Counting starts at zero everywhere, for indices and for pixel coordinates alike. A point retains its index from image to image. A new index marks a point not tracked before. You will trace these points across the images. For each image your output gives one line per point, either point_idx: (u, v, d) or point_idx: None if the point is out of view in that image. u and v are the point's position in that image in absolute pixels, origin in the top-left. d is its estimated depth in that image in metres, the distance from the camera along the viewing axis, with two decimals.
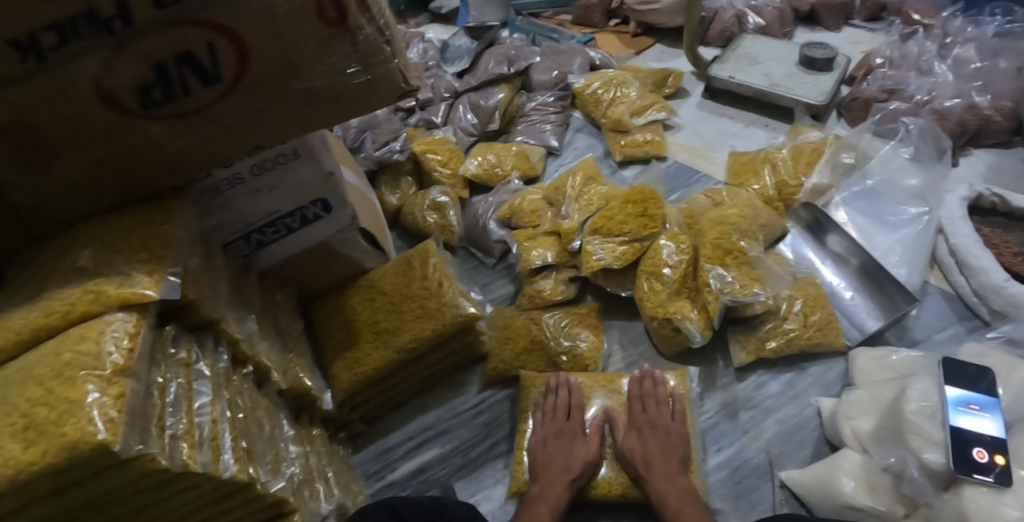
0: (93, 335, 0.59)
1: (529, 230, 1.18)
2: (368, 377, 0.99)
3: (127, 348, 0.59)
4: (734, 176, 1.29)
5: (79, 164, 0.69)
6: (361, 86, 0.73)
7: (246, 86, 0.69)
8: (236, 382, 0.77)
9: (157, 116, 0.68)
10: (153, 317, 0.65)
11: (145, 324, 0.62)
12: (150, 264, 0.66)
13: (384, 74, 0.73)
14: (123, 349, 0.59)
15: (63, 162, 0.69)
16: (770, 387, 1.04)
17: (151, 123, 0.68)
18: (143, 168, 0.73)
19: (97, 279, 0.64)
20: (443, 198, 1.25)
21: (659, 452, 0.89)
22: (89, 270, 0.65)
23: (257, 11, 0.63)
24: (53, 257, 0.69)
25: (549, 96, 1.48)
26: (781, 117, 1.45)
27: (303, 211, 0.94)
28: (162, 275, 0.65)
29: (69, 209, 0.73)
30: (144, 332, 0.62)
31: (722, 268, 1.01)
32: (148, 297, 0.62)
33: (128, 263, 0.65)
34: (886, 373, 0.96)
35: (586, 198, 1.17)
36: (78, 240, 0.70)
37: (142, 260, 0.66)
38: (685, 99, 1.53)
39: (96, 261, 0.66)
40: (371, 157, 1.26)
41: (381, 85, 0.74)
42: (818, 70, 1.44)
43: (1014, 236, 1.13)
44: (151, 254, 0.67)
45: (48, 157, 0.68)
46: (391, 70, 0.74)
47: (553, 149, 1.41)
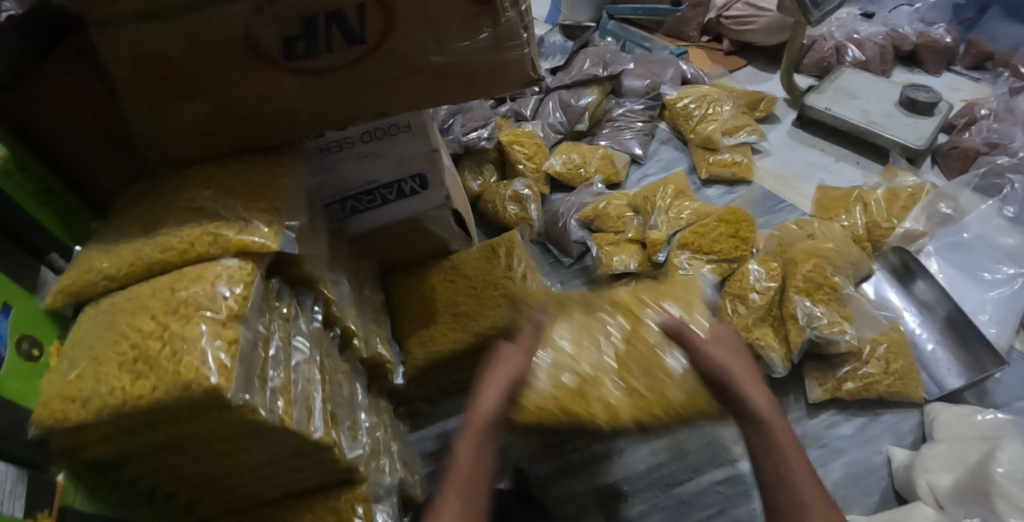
0: (209, 277, 0.59)
1: (611, 235, 1.16)
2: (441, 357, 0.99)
3: (241, 295, 0.59)
4: (821, 209, 1.25)
5: (203, 108, 0.70)
6: (492, 68, 0.74)
7: (385, 53, 0.70)
8: (326, 344, 0.77)
9: (294, 70, 0.69)
10: (264, 266, 0.65)
11: (258, 273, 0.62)
12: (269, 216, 0.66)
13: (514, 59, 0.73)
14: (237, 294, 0.59)
15: (194, 104, 0.69)
16: (841, 428, 1.01)
17: (286, 77, 0.69)
18: (268, 120, 0.72)
19: (217, 222, 0.64)
20: (526, 191, 1.24)
21: (751, 371, 0.63)
22: (207, 211, 0.66)
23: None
24: (168, 195, 0.70)
25: (638, 104, 1.46)
26: (874, 156, 1.40)
27: (401, 184, 0.95)
28: (280, 227, 0.65)
29: (184, 152, 0.74)
30: (257, 281, 0.62)
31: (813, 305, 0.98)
32: (267, 248, 0.63)
33: (246, 210, 0.66)
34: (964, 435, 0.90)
35: (675, 212, 1.12)
36: (194, 181, 0.71)
37: (260, 210, 0.66)
38: (776, 125, 1.49)
39: (214, 203, 0.66)
40: (459, 140, 1.28)
41: (510, 70, 0.74)
42: (919, 113, 1.40)
43: None
44: (268, 205, 0.67)
45: (182, 97, 0.68)
46: (524, 56, 0.74)
47: (637, 157, 1.39)
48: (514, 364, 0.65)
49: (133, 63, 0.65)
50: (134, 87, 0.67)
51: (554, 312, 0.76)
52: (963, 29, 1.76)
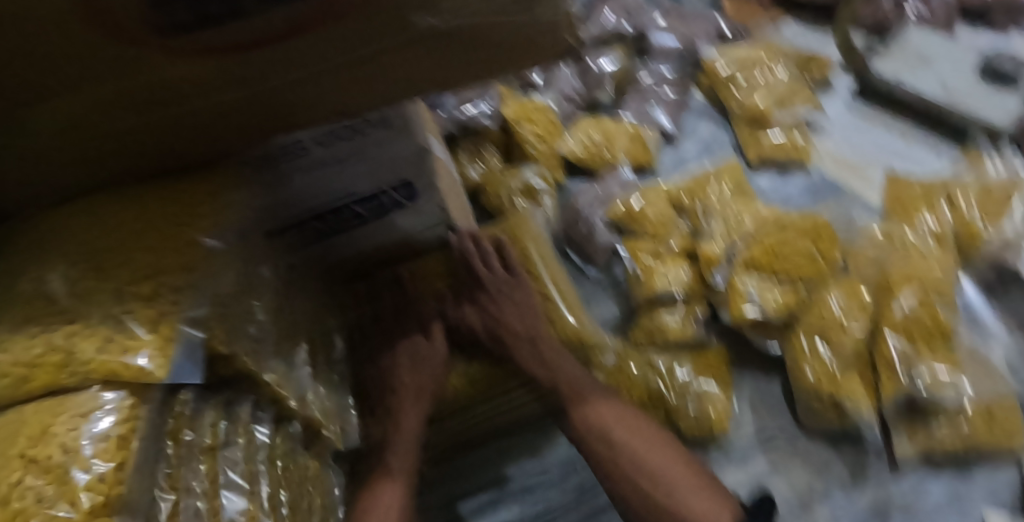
0: (61, 437, 0.34)
1: (649, 242, 0.91)
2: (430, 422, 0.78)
3: (116, 463, 0.35)
4: (897, 206, 1.02)
5: (50, 126, 0.41)
6: (513, 38, 0.46)
7: (347, 14, 0.39)
8: (284, 450, 0.54)
9: (189, 54, 0.38)
10: (162, 395, 0.40)
11: (149, 409, 0.38)
12: (155, 306, 0.41)
13: (550, 20, 0.46)
14: (109, 464, 0.34)
15: (26, 117, 0.40)
16: (932, 490, 0.81)
17: (177, 62, 0.38)
18: (163, 133, 0.44)
19: (73, 326, 0.40)
20: (539, 183, 1.00)
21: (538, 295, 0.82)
22: (67, 307, 0.41)
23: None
24: (16, 268, 0.45)
25: (668, 67, 1.19)
26: (947, 135, 1.16)
27: (380, 198, 0.69)
28: (175, 324, 0.41)
29: (40, 186, 0.46)
30: (145, 417, 0.38)
31: (920, 353, 0.76)
32: (156, 376, 0.38)
33: (122, 300, 0.42)
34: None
35: (732, 215, 0.89)
36: (54, 248, 0.45)
37: (144, 298, 0.42)
38: (830, 94, 1.22)
39: (76, 289, 0.42)
40: (450, 117, 1.01)
41: (540, 39, 0.47)
42: (1004, 84, 1.15)
43: None
44: (158, 285, 0.43)
45: (5, 108, 0.39)
46: (559, 17, 0.46)
47: (670, 134, 1.13)
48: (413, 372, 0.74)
49: None
50: None
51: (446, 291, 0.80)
52: None
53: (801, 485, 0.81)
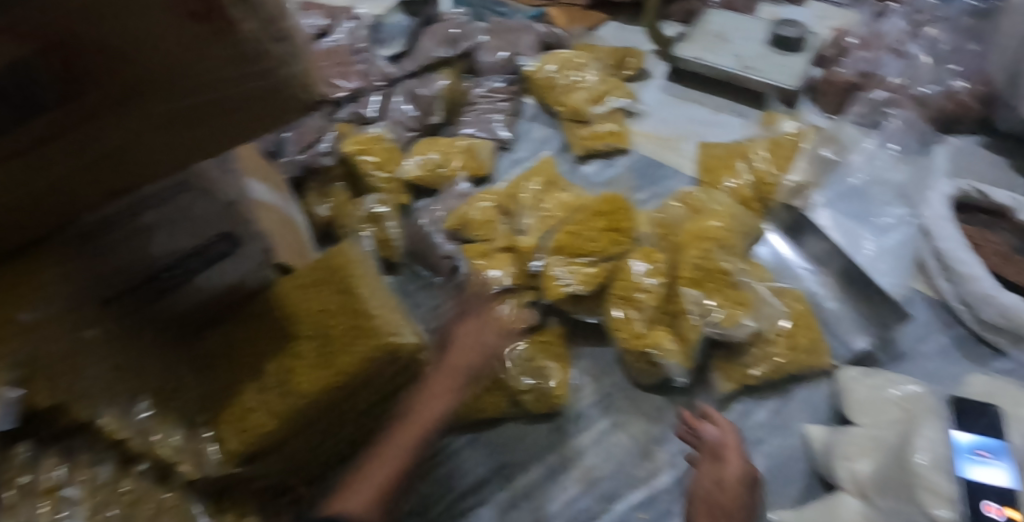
0: None
1: (481, 244, 1.04)
2: (278, 440, 0.80)
3: None
4: (706, 172, 1.16)
5: None
6: (253, 102, 0.50)
7: (80, 111, 0.47)
8: (127, 486, 0.70)
9: None
10: None
11: None
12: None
13: (288, 85, 0.50)
14: None
15: None
16: (756, 415, 0.92)
17: None
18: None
19: None
20: (380, 208, 1.14)
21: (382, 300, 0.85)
22: None
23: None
24: None
25: (498, 82, 1.33)
26: (750, 102, 1.33)
27: (206, 250, 0.85)
28: None
29: None
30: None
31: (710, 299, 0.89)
32: None
33: None
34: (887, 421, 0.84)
35: (545, 208, 1.02)
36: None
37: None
38: (648, 82, 1.38)
39: None
40: (294, 162, 1.18)
41: (281, 100, 0.51)
42: (791, 51, 1.32)
43: (996, 235, 1.13)
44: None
45: None
46: (294, 80, 0.49)
47: (504, 142, 1.27)
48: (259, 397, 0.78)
49: None
50: None
51: (290, 311, 0.87)
52: None
53: (641, 433, 0.91)
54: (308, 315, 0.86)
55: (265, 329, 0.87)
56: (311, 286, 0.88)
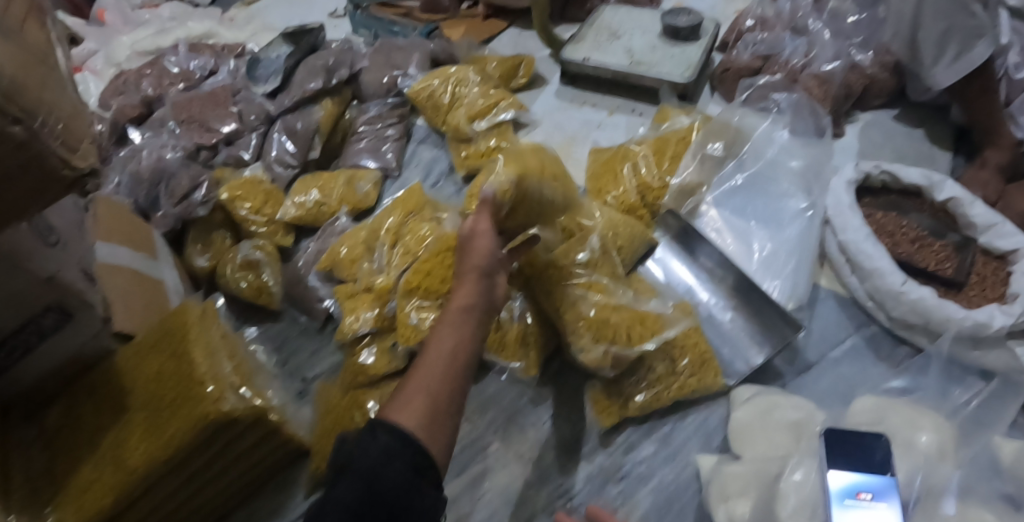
0: None
1: (349, 285, 0.98)
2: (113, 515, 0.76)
3: None
4: (593, 181, 1.07)
5: None
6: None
7: None
8: None
9: None
10: None
11: None
12: None
13: (32, 164, 0.49)
14: None
15: None
16: (642, 448, 0.84)
17: None
18: None
19: None
20: (256, 254, 1.07)
21: (213, 356, 0.80)
22: None
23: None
24: None
25: (384, 105, 1.28)
26: (648, 99, 1.26)
27: (37, 324, 0.78)
28: None
29: None
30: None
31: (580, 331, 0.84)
32: None
33: None
34: (775, 452, 0.74)
35: (404, 241, 0.95)
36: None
37: None
38: (543, 89, 1.32)
39: None
40: (172, 214, 1.13)
41: (30, 179, 0.50)
42: (684, 40, 1.25)
43: (911, 219, 0.98)
44: None
45: None
46: (42, 159, 0.49)
47: (389, 170, 1.22)
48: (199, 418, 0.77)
49: None
50: None
51: (130, 376, 0.82)
52: None
53: (516, 477, 0.83)
54: (143, 379, 0.81)
55: (102, 402, 0.82)
56: (147, 348, 0.83)
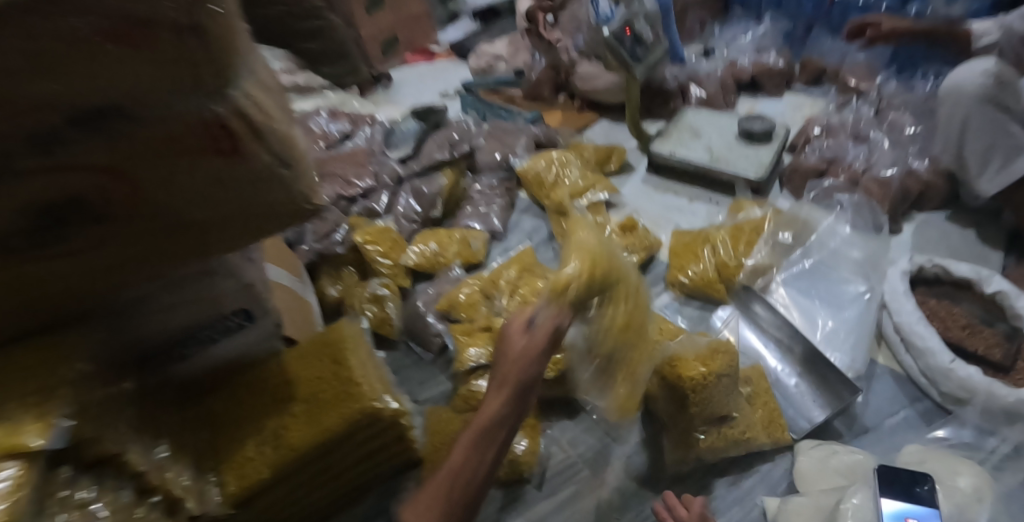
0: None
1: (466, 324, 1.18)
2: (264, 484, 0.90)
3: (4, 507, 0.58)
4: (675, 257, 1.27)
5: None
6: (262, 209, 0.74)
7: (140, 212, 0.69)
8: (139, 514, 0.77)
9: (45, 257, 0.68)
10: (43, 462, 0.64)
11: (33, 470, 0.63)
12: (41, 410, 0.67)
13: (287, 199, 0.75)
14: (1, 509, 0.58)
15: None
16: (713, 488, 0.96)
17: (36, 264, 0.68)
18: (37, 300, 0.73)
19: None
20: (383, 290, 1.31)
21: (362, 365, 0.97)
22: None
23: (65, 75, 0.50)
24: None
25: (494, 179, 1.52)
26: (723, 191, 1.45)
27: (223, 323, 0.98)
28: (54, 421, 0.67)
29: None
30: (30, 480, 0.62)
31: None
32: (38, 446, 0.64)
33: (22, 406, 0.67)
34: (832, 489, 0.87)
35: (520, 292, 1.18)
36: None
37: (35, 404, 0.68)
38: (630, 176, 1.54)
39: None
40: (312, 249, 1.35)
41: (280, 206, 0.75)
42: (757, 142, 1.45)
43: (961, 308, 1.12)
44: (40, 400, 0.68)
45: None
46: (295, 193, 0.74)
47: (496, 233, 1.43)
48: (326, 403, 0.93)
49: None
50: None
51: (293, 372, 0.98)
52: (796, 48, 1.92)
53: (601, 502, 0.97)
54: (302, 377, 0.97)
55: (265, 394, 0.97)
56: (310, 352, 1.00)
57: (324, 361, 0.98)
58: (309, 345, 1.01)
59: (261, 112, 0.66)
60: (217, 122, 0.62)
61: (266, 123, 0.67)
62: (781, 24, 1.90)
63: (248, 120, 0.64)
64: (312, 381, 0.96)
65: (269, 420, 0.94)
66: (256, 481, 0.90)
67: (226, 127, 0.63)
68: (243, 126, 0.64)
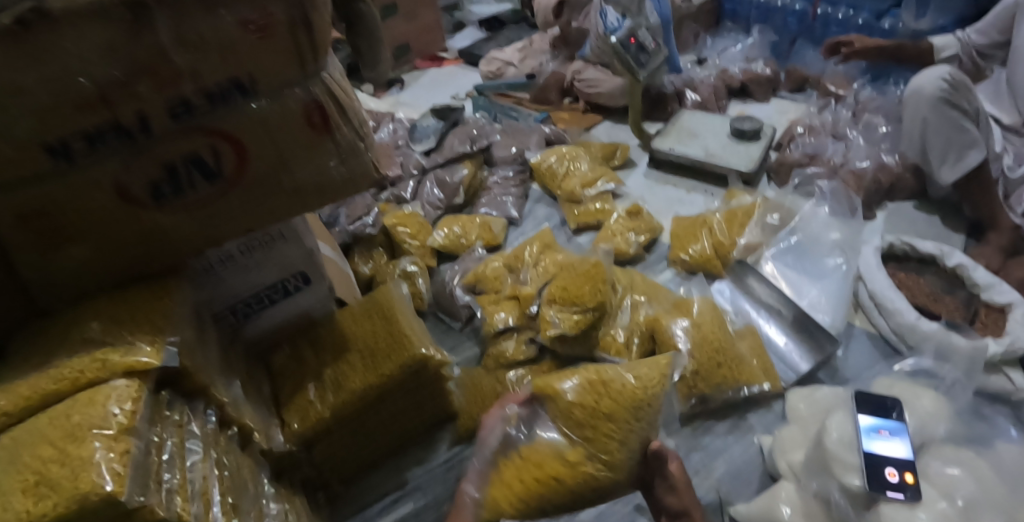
0: (100, 399, 0.65)
1: (492, 295, 1.32)
2: (326, 425, 1.01)
3: (130, 410, 0.65)
4: (676, 238, 1.42)
5: (87, 251, 0.79)
6: (339, 178, 0.86)
7: (244, 179, 0.81)
8: (223, 442, 0.85)
9: (165, 207, 0.79)
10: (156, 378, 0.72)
11: (144, 389, 0.70)
12: (153, 335, 0.75)
13: (362, 167, 0.87)
14: (126, 410, 0.65)
15: (71, 250, 0.78)
16: (716, 429, 1.11)
17: (157, 213, 0.79)
18: (149, 253, 0.83)
19: (105, 350, 0.72)
20: (413, 267, 1.41)
21: (408, 321, 1.09)
22: (98, 341, 0.73)
23: (210, 56, 0.69)
24: (66, 324, 0.78)
25: (509, 170, 1.67)
26: (718, 183, 1.61)
27: (286, 285, 1.07)
28: (163, 346, 0.75)
29: (83, 288, 0.83)
30: (144, 396, 0.69)
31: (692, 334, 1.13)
32: (149, 364, 0.72)
33: (133, 333, 0.75)
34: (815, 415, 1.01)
35: (543, 266, 1.31)
36: (83, 316, 0.78)
37: (145, 332, 0.75)
38: (633, 170, 1.70)
39: (104, 333, 0.75)
40: (345, 230, 1.48)
41: (356, 176, 0.87)
42: (748, 140, 1.62)
43: (926, 279, 1.28)
44: (153, 327, 0.77)
45: (61, 244, 0.76)
46: (366, 164, 0.88)
47: (513, 219, 1.58)
48: (380, 354, 1.04)
49: (18, 220, 0.72)
50: (32, 263, 0.77)
51: (347, 329, 1.11)
52: (781, 60, 2.11)
53: None
54: (355, 332, 1.09)
55: (322, 348, 1.09)
56: (361, 311, 1.13)
57: (375, 319, 1.10)
58: (359, 308, 1.14)
59: (345, 93, 0.81)
60: (313, 103, 0.79)
61: (347, 103, 0.82)
62: (767, 38, 2.09)
63: (334, 96, 0.80)
64: (366, 336, 1.08)
65: (327, 370, 1.05)
66: (318, 423, 1.00)
67: (319, 106, 0.79)
68: (332, 106, 0.80)
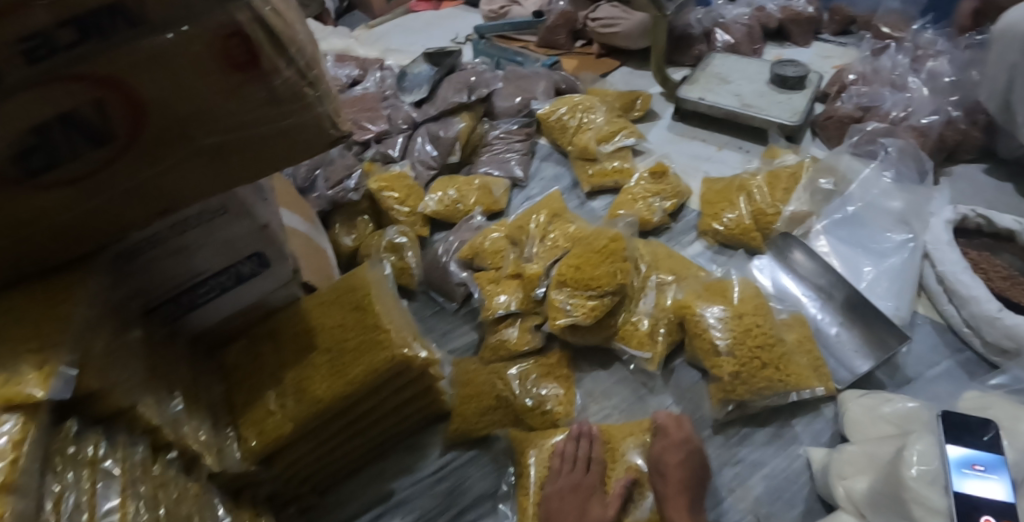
0: None
1: (491, 273, 1.13)
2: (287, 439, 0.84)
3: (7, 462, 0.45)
4: (707, 205, 1.23)
5: None
6: (280, 132, 0.61)
7: (146, 143, 0.57)
8: (158, 471, 0.67)
9: (44, 185, 0.56)
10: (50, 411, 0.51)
11: (35, 428, 0.49)
12: (41, 355, 0.53)
13: (312, 121, 0.62)
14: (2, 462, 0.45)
15: None
16: (754, 438, 0.93)
17: (36, 194, 0.56)
18: (38, 243, 0.61)
19: None
20: (401, 238, 1.22)
21: (384, 311, 0.90)
22: None
23: None
24: None
25: (513, 124, 1.44)
26: (753, 138, 1.39)
27: (236, 268, 0.88)
28: (57, 366, 0.53)
29: None
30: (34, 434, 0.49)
31: (730, 324, 0.95)
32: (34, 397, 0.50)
33: (17, 357, 0.53)
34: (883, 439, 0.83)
35: (551, 239, 1.11)
36: None
37: (33, 350, 0.54)
38: (655, 123, 1.48)
39: None
40: (324, 197, 1.27)
41: (306, 132, 0.62)
42: (790, 88, 1.38)
43: (1002, 259, 1.08)
44: (41, 342, 0.55)
45: None
46: (317, 116, 0.62)
47: (517, 180, 1.37)
48: (350, 352, 0.86)
49: None
50: None
51: (314, 321, 0.93)
52: None
53: None
54: (324, 324, 0.92)
55: (286, 344, 0.92)
56: (332, 300, 0.95)
57: (346, 309, 0.93)
58: (329, 295, 0.96)
59: (285, 20, 0.55)
60: (231, 31, 0.52)
61: (286, 32, 0.56)
62: None
63: (261, 21, 0.53)
64: (337, 329, 0.90)
65: (291, 372, 0.88)
66: (280, 437, 0.83)
67: (241, 35, 0.53)
68: (259, 31, 0.54)
